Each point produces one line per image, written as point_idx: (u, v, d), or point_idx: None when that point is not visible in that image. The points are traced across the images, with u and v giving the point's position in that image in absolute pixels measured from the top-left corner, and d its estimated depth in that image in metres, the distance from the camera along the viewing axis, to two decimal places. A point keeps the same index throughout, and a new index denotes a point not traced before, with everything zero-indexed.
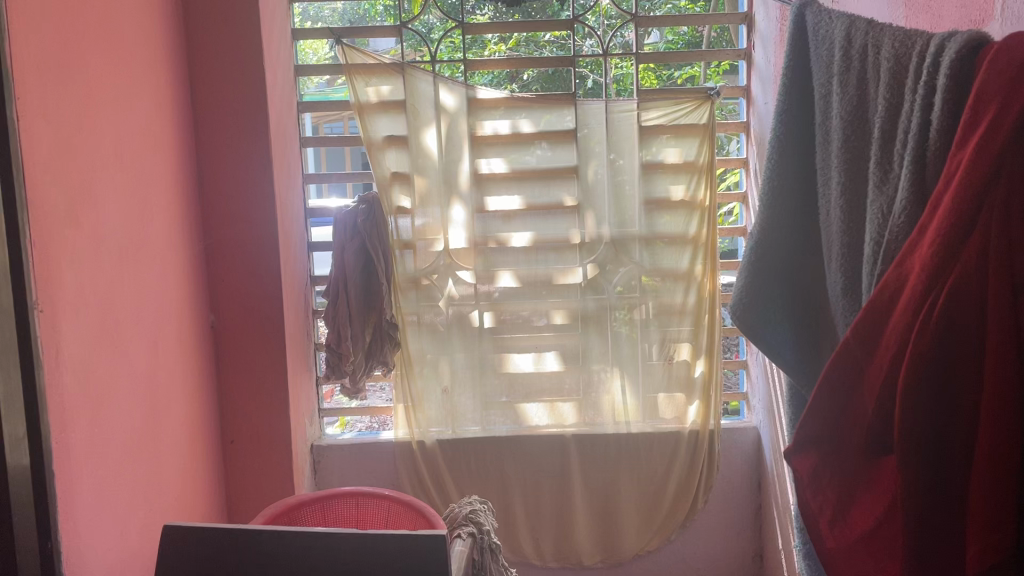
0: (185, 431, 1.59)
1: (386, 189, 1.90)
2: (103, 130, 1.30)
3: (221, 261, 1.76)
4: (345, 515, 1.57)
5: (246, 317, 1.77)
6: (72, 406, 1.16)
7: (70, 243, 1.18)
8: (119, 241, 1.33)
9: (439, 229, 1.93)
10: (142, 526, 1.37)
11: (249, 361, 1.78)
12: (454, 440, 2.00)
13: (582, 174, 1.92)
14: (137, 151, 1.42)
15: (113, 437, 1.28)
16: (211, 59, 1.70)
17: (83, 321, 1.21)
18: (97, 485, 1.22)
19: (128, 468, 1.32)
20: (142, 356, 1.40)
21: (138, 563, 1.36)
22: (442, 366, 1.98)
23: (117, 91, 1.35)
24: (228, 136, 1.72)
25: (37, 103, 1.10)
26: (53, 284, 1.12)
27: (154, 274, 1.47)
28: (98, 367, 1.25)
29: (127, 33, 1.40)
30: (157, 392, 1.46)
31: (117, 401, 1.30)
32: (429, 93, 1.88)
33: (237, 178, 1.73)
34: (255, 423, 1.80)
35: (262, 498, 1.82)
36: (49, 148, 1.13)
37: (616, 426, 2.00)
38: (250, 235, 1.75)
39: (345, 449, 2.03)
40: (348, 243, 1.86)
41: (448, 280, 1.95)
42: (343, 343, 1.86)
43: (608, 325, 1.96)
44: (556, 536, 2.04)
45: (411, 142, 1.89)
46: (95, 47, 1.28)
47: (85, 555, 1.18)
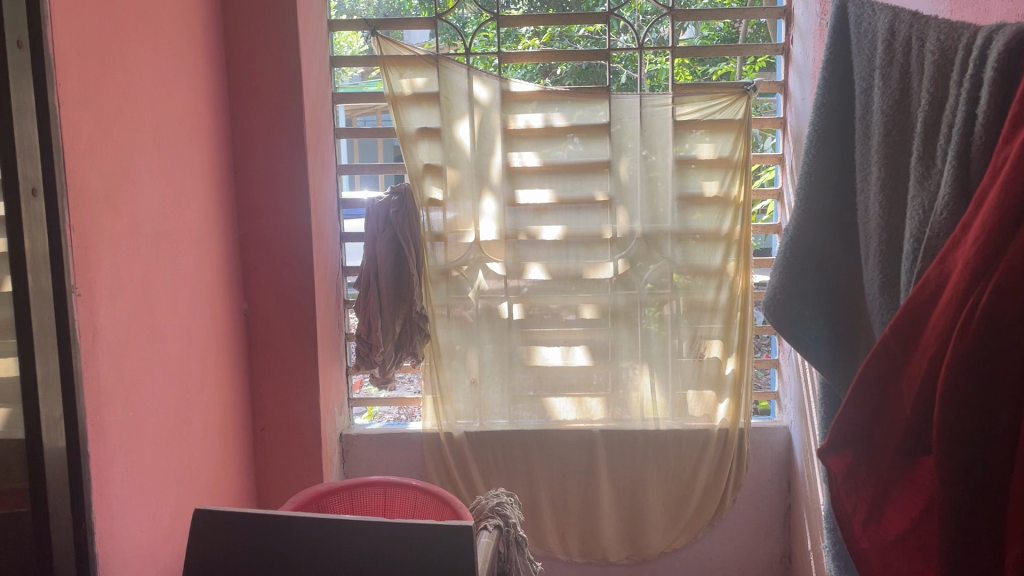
0: (217, 417, 1.61)
1: (418, 181, 1.91)
2: (142, 117, 1.31)
3: (255, 250, 1.77)
4: (373, 505, 1.57)
5: (279, 306, 1.79)
6: (108, 390, 1.18)
7: (107, 228, 1.19)
8: (156, 228, 1.35)
9: (470, 222, 1.93)
10: (174, 510, 1.39)
11: (281, 349, 1.80)
12: (482, 433, 2.00)
13: (615, 169, 1.91)
14: (173, 139, 1.43)
15: (146, 420, 1.30)
16: (248, 49, 1.71)
17: (119, 307, 1.22)
18: (131, 468, 1.24)
19: (160, 451, 1.34)
20: (176, 341, 1.42)
21: (171, 544, 1.38)
22: (471, 359, 1.98)
23: (156, 79, 1.37)
24: (264, 126, 1.73)
25: (77, 88, 1.12)
26: (91, 268, 1.15)
27: (189, 261, 1.49)
28: (134, 352, 1.27)
29: (167, 22, 1.42)
30: (191, 377, 1.48)
31: (150, 386, 1.32)
32: (463, 86, 1.89)
33: (272, 168, 1.74)
34: (286, 411, 1.82)
35: (290, 486, 1.84)
36: (89, 136, 1.15)
37: (644, 423, 1.98)
38: (284, 225, 1.76)
39: (373, 439, 2.04)
40: (380, 234, 1.87)
41: (478, 272, 1.95)
42: (374, 333, 1.87)
43: (638, 321, 1.95)
44: (583, 532, 2.03)
45: (444, 135, 1.90)
46: (135, 36, 1.30)
47: (118, 536, 1.20)
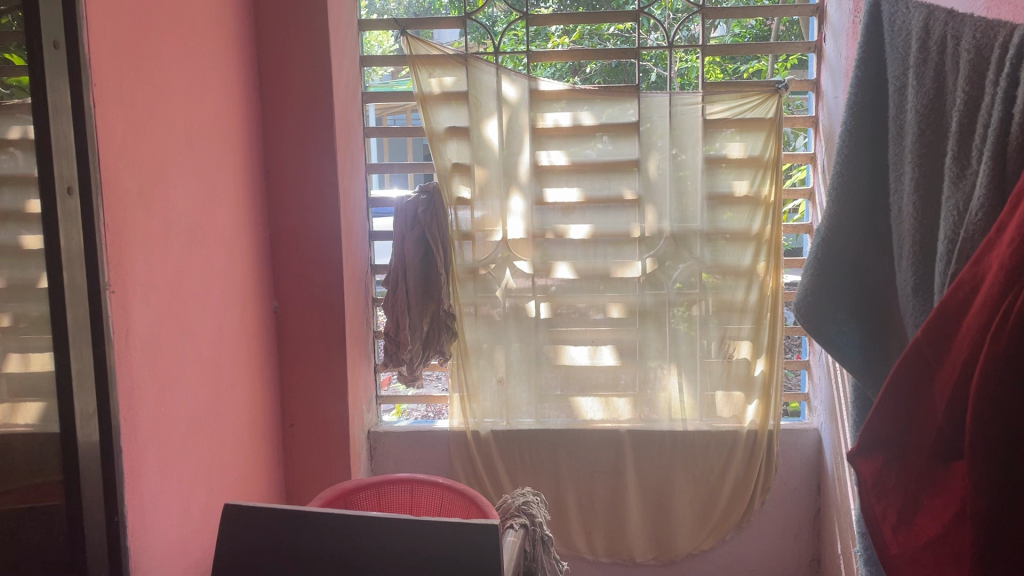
0: (247, 413, 1.63)
1: (446, 180, 1.92)
2: (175, 117, 1.33)
3: (285, 248, 1.79)
4: (400, 502, 1.58)
5: (309, 304, 1.80)
6: (140, 385, 1.20)
7: (141, 227, 1.21)
8: (188, 226, 1.37)
9: (498, 221, 1.93)
10: (204, 505, 1.41)
11: (310, 347, 1.82)
12: (509, 432, 2.00)
13: (644, 168, 1.90)
14: (206, 138, 1.45)
15: (178, 416, 1.32)
16: (279, 49, 1.73)
17: (152, 304, 1.24)
18: (163, 462, 1.26)
19: (191, 446, 1.36)
20: (208, 338, 1.44)
21: (201, 538, 1.40)
22: (498, 357, 1.98)
23: (189, 79, 1.39)
24: (295, 126, 1.75)
25: (111, 88, 1.14)
26: (124, 266, 1.16)
27: (221, 259, 1.51)
28: (166, 348, 1.28)
29: (200, 23, 1.44)
30: (222, 373, 1.50)
31: (182, 382, 1.33)
32: (492, 85, 1.89)
33: (302, 167, 1.76)
34: (314, 408, 1.83)
35: (319, 483, 1.86)
36: (124, 135, 1.17)
37: (672, 423, 1.97)
38: (314, 224, 1.78)
39: (400, 436, 2.05)
40: (408, 232, 1.88)
41: (505, 271, 1.95)
42: (402, 332, 1.88)
43: (666, 320, 1.94)
44: (609, 533, 2.03)
45: (472, 134, 1.90)
46: (169, 37, 1.32)
47: (149, 529, 1.22)
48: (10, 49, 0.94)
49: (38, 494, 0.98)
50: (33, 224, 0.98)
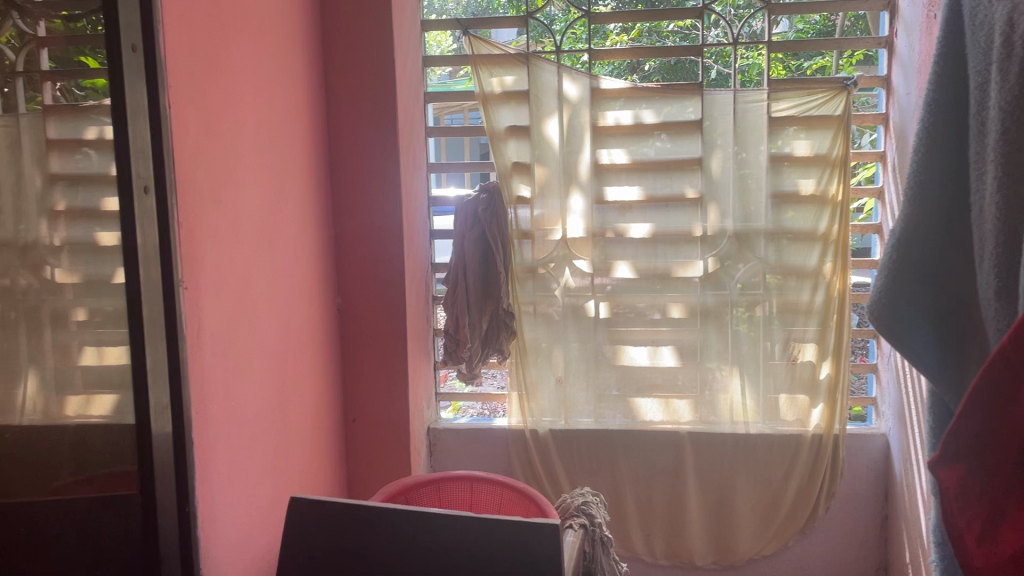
0: (311, 409, 1.66)
1: (507, 179, 1.92)
2: (245, 117, 1.36)
3: (349, 246, 1.82)
4: (459, 499, 1.59)
5: (371, 302, 1.83)
6: (210, 380, 1.23)
7: (212, 225, 1.24)
8: (257, 224, 1.40)
9: (558, 219, 1.93)
10: (270, 497, 1.44)
11: (372, 344, 1.84)
12: (567, 431, 2.00)
13: (707, 166, 1.87)
14: (274, 139, 1.48)
15: (245, 410, 1.34)
16: (345, 50, 1.76)
17: (222, 300, 1.27)
18: (231, 455, 1.29)
19: (258, 439, 1.39)
20: (274, 334, 1.47)
21: (267, 530, 1.42)
22: (557, 356, 1.98)
23: (259, 81, 1.42)
24: (359, 126, 1.77)
25: (185, 90, 1.17)
26: (196, 263, 1.20)
27: (287, 257, 1.54)
28: (235, 343, 1.31)
29: (269, 25, 1.47)
30: (287, 369, 1.53)
31: (250, 377, 1.36)
32: (553, 84, 1.88)
33: (366, 167, 1.78)
34: (375, 404, 1.86)
35: (380, 479, 1.88)
36: (196, 135, 1.20)
37: (734, 426, 1.94)
38: (377, 223, 1.80)
39: (459, 433, 2.06)
40: (468, 231, 1.90)
41: (565, 270, 1.94)
42: (461, 329, 1.90)
43: (728, 321, 1.91)
44: (668, 535, 2.00)
45: (533, 133, 1.90)
46: (240, 39, 1.35)
47: (217, 519, 1.25)
48: (86, 52, 0.99)
49: (114, 483, 1.03)
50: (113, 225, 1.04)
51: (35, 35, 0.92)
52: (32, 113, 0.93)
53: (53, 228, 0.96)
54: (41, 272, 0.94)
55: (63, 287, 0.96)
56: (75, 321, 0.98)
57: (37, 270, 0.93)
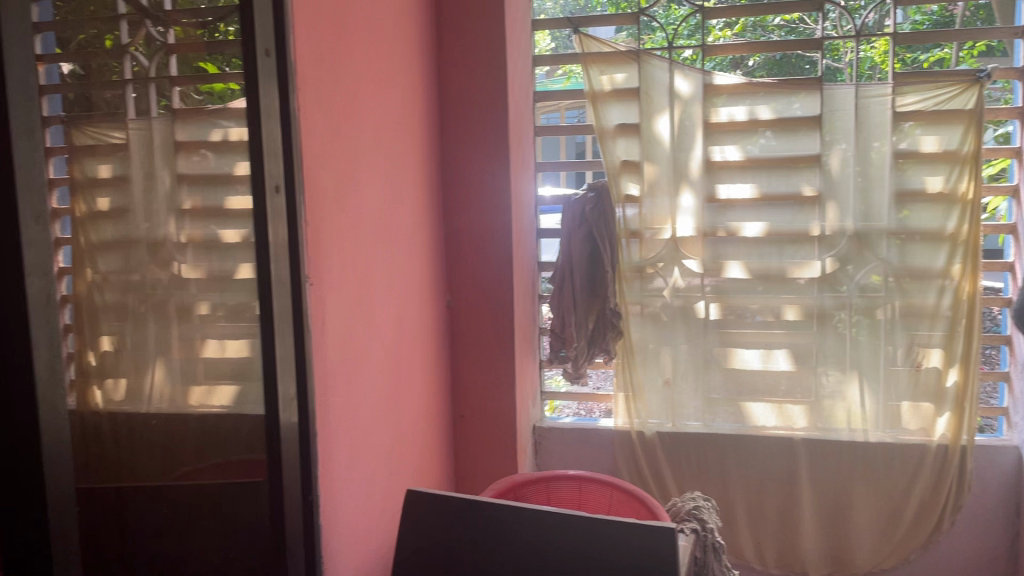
0: (422, 404, 1.69)
1: (615, 177, 1.91)
2: (366, 118, 1.40)
3: (459, 245, 1.84)
4: (569, 497, 1.58)
5: (481, 300, 1.85)
6: (332, 373, 1.27)
7: (335, 222, 1.28)
8: (375, 223, 1.44)
9: (667, 218, 1.90)
10: (385, 489, 1.47)
11: (481, 341, 1.86)
12: (675, 434, 1.97)
13: (825, 163, 1.81)
14: (392, 139, 1.51)
15: (363, 403, 1.38)
16: (458, 51, 1.78)
17: (344, 295, 1.31)
18: (350, 446, 1.33)
19: (374, 432, 1.42)
20: (390, 330, 1.50)
21: (382, 521, 1.45)
22: (665, 358, 1.95)
23: (378, 83, 1.45)
24: (471, 126, 1.80)
25: (313, 91, 1.21)
26: (321, 259, 1.23)
27: (402, 255, 1.57)
28: (355, 338, 1.35)
29: (389, 28, 1.50)
30: (401, 364, 1.56)
31: (368, 371, 1.40)
32: (664, 81, 1.86)
33: (477, 166, 1.80)
34: (483, 400, 1.87)
35: (487, 475, 1.89)
36: (322, 136, 1.24)
37: (852, 434, 1.87)
38: (488, 222, 1.82)
39: (565, 432, 2.05)
40: (576, 230, 1.91)
41: (674, 269, 1.91)
42: (567, 328, 1.90)
43: (847, 324, 1.84)
44: (780, 544, 1.94)
45: (643, 130, 1.88)
46: (362, 42, 1.39)
47: (337, 508, 1.28)
48: (205, 58, 1.01)
49: (229, 470, 1.05)
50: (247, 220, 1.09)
51: (166, 43, 0.94)
52: (146, 117, 0.91)
53: (180, 225, 0.96)
54: (170, 266, 0.94)
55: (188, 281, 0.97)
56: (198, 314, 0.99)
57: (167, 266, 0.94)
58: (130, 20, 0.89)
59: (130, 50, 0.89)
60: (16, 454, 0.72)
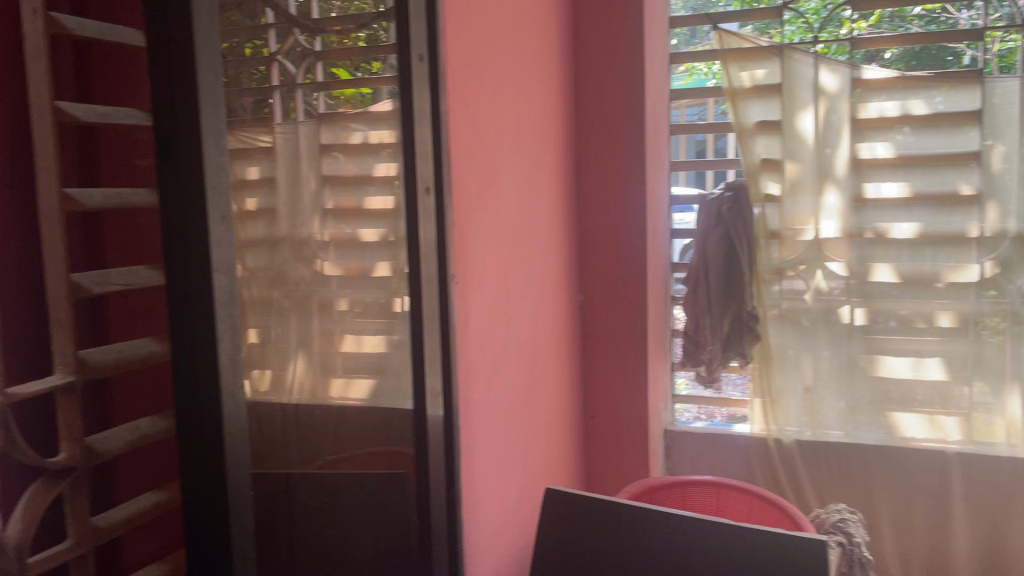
0: (556, 404, 1.69)
1: (754, 176, 1.86)
2: (508, 119, 1.42)
3: (594, 245, 1.84)
4: (706, 503, 1.55)
5: (614, 300, 1.84)
6: (474, 370, 1.29)
7: (479, 222, 1.30)
8: (515, 223, 1.45)
9: (810, 218, 1.84)
10: (521, 487, 1.48)
11: (613, 343, 1.85)
12: (815, 443, 1.90)
13: (986, 161, 1.70)
14: (531, 140, 1.53)
15: (502, 401, 1.40)
16: (596, 51, 1.78)
17: (486, 294, 1.33)
18: (490, 443, 1.35)
19: (511, 430, 1.44)
20: (527, 329, 1.52)
21: (518, 518, 1.47)
22: (805, 364, 1.89)
23: (520, 84, 1.47)
24: (608, 126, 1.79)
25: (460, 94, 1.23)
26: (465, 258, 1.26)
27: (539, 255, 1.58)
28: (495, 336, 1.37)
29: (531, 30, 1.52)
30: (537, 364, 1.57)
31: (506, 369, 1.42)
32: (808, 76, 1.79)
33: (613, 166, 1.79)
34: (614, 402, 1.86)
35: (618, 478, 1.88)
36: (468, 137, 1.26)
37: (1012, 449, 1.75)
38: (622, 222, 1.80)
39: (697, 438, 2.00)
40: (711, 231, 1.86)
41: (816, 272, 1.84)
42: (702, 331, 1.87)
43: (1008, 333, 1.72)
44: (929, 563, 1.84)
45: (784, 128, 1.82)
46: (506, 44, 1.41)
47: (478, 504, 1.30)
48: (339, 64, 0.98)
49: (378, 461, 1.07)
50: (383, 216, 1.09)
51: (312, 50, 0.92)
52: (292, 122, 0.89)
53: (324, 224, 0.96)
54: (312, 264, 0.93)
55: (329, 278, 0.96)
56: (337, 311, 0.98)
57: (309, 263, 0.92)
58: (278, 29, 0.86)
59: (277, 57, 0.86)
60: (204, 438, 0.77)
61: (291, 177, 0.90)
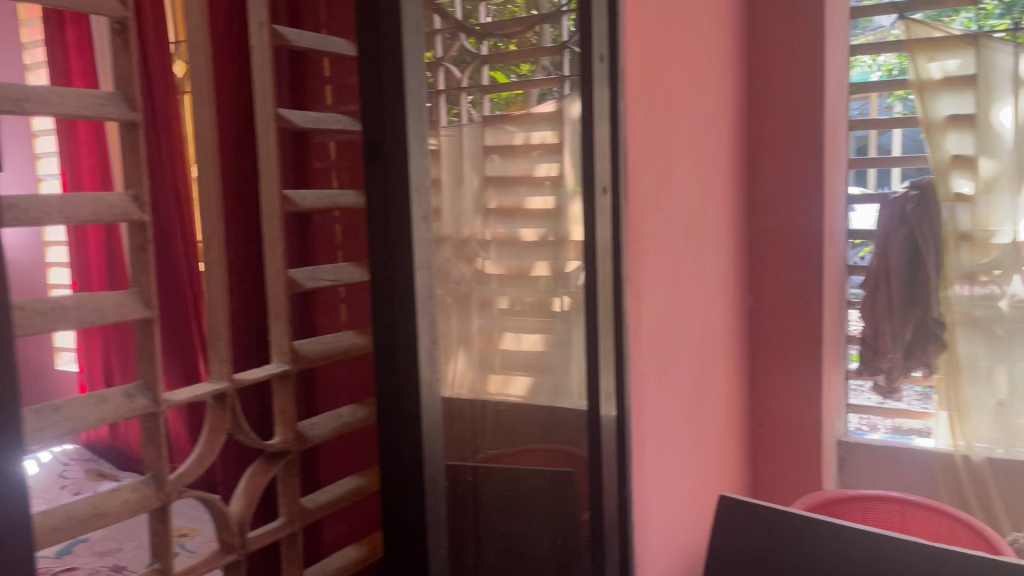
0: (724, 408, 1.65)
1: (943, 174, 1.74)
2: (682, 118, 1.39)
3: (765, 246, 1.78)
4: (890, 520, 1.47)
5: (785, 304, 1.77)
6: (646, 371, 1.28)
7: (653, 222, 1.29)
8: (688, 223, 1.43)
9: (1006, 218, 1.71)
10: (689, 492, 1.46)
11: (784, 348, 1.78)
12: (1009, 462, 1.75)
13: None
14: (705, 139, 1.50)
15: (672, 403, 1.38)
16: (770, 46, 1.72)
17: (659, 295, 1.32)
18: (660, 446, 1.33)
19: (681, 434, 1.41)
20: (697, 332, 1.49)
21: (686, 524, 1.44)
22: (999, 376, 1.75)
23: (695, 82, 1.44)
24: (782, 123, 1.73)
25: (637, 93, 1.22)
26: (639, 259, 1.25)
27: (710, 255, 1.54)
28: (666, 338, 1.35)
29: (706, 26, 1.48)
30: (706, 367, 1.54)
31: (677, 373, 1.39)
32: (1007, 66, 1.68)
33: (787, 164, 1.73)
34: (784, 409, 1.79)
35: (788, 489, 1.81)
36: (644, 137, 1.25)
37: None
38: (796, 222, 1.74)
39: (874, 450, 1.90)
40: (894, 231, 1.77)
41: (1014, 277, 1.71)
42: (881, 338, 1.78)
43: None
44: None
45: (979, 122, 1.70)
46: (682, 41, 1.38)
47: (647, 506, 1.29)
48: (499, 67, 0.95)
49: (556, 458, 1.08)
50: (543, 215, 1.05)
51: (479, 54, 0.90)
52: (455, 124, 0.86)
53: (485, 223, 0.94)
54: (473, 263, 0.90)
55: (490, 277, 0.94)
56: (498, 308, 0.96)
57: (469, 261, 0.89)
58: (444, 35, 0.82)
59: (443, 62, 0.82)
60: (401, 441, 0.79)
61: (457, 176, 0.86)
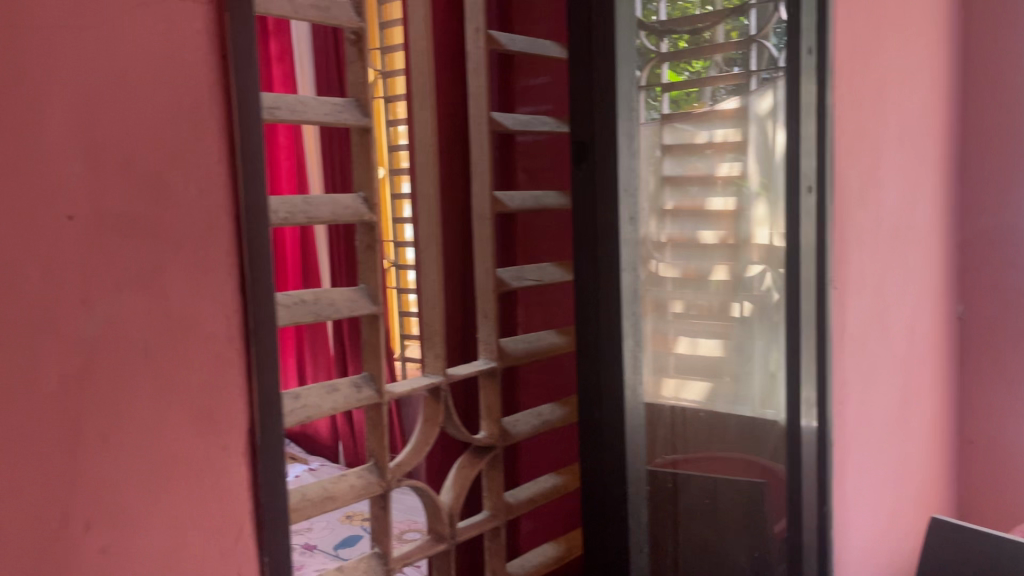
0: (930, 423, 1.53)
1: None
2: (891, 112, 1.30)
3: (979, 249, 1.64)
4: None
5: (1002, 312, 1.62)
6: (849, 381, 1.21)
7: (859, 223, 1.21)
8: (895, 224, 1.34)
9: None
10: (891, 511, 1.36)
11: (1000, 360, 1.63)
12: None
13: None
14: (914, 134, 1.40)
15: (875, 416, 1.30)
16: (990, 34, 1.59)
17: (863, 300, 1.24)
18: (861, 461, 1.25)
19: (883, 448, 1.33)
20: (903, 340, 1.39)
21: (888, 545, 1.35)
22: None
23: (905, 73, 1.35)
24: (1001, 116, 1.59)
25: (846, 87, 1.15)
26: (845, 262, 1.18)
27: (918, 258, 1.44)
28: (871, 346, 1.27)
29: (918, 14, 1.38)
30: (912, 378, 1.44)
31: (879, 381, 1.31)
32: None
33: (1007, 160, 1.59)
34: (998, 427, 1.65)
35: (1001, 511, 1.66)
36: (851, 133, 1.18)
37: None
38: (1017, 224, 1.59)
39: None
40: None
41: None
42: None
43: None
44: None
45: None
46: (892, 31, 1.29)
47: (848, 523, 1.22)
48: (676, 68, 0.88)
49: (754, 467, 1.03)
50: (722, 218, 0.96)
51: (659, 52, 0.83)
52: (636, 118, 0.78)
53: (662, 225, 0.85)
54: (649, 266, 0.82)
55: (665, 279, 0.85)
56: (671, 311, 0.87)
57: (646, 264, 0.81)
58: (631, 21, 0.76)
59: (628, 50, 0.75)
60: (608, 462, 0.77)
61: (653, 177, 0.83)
